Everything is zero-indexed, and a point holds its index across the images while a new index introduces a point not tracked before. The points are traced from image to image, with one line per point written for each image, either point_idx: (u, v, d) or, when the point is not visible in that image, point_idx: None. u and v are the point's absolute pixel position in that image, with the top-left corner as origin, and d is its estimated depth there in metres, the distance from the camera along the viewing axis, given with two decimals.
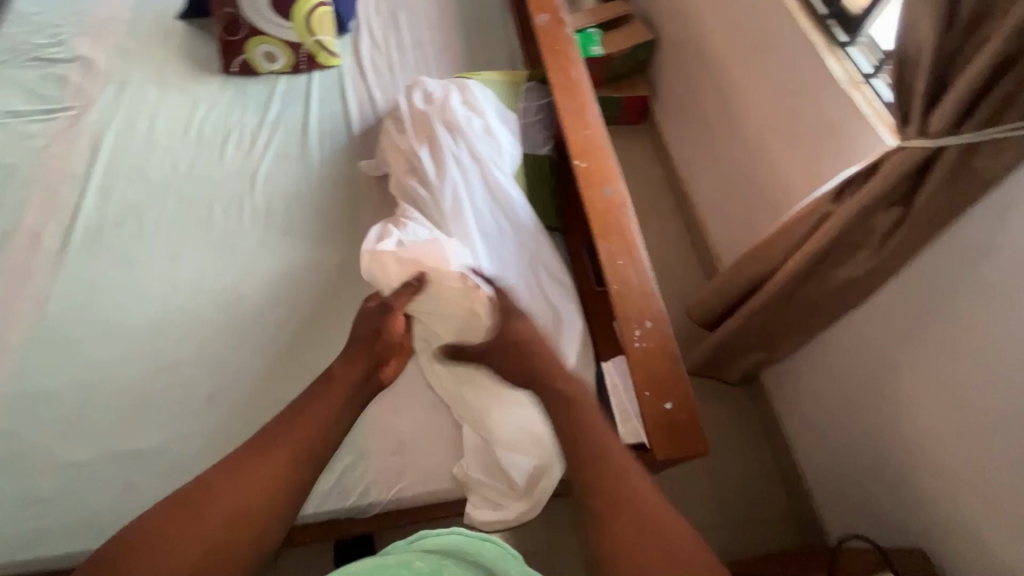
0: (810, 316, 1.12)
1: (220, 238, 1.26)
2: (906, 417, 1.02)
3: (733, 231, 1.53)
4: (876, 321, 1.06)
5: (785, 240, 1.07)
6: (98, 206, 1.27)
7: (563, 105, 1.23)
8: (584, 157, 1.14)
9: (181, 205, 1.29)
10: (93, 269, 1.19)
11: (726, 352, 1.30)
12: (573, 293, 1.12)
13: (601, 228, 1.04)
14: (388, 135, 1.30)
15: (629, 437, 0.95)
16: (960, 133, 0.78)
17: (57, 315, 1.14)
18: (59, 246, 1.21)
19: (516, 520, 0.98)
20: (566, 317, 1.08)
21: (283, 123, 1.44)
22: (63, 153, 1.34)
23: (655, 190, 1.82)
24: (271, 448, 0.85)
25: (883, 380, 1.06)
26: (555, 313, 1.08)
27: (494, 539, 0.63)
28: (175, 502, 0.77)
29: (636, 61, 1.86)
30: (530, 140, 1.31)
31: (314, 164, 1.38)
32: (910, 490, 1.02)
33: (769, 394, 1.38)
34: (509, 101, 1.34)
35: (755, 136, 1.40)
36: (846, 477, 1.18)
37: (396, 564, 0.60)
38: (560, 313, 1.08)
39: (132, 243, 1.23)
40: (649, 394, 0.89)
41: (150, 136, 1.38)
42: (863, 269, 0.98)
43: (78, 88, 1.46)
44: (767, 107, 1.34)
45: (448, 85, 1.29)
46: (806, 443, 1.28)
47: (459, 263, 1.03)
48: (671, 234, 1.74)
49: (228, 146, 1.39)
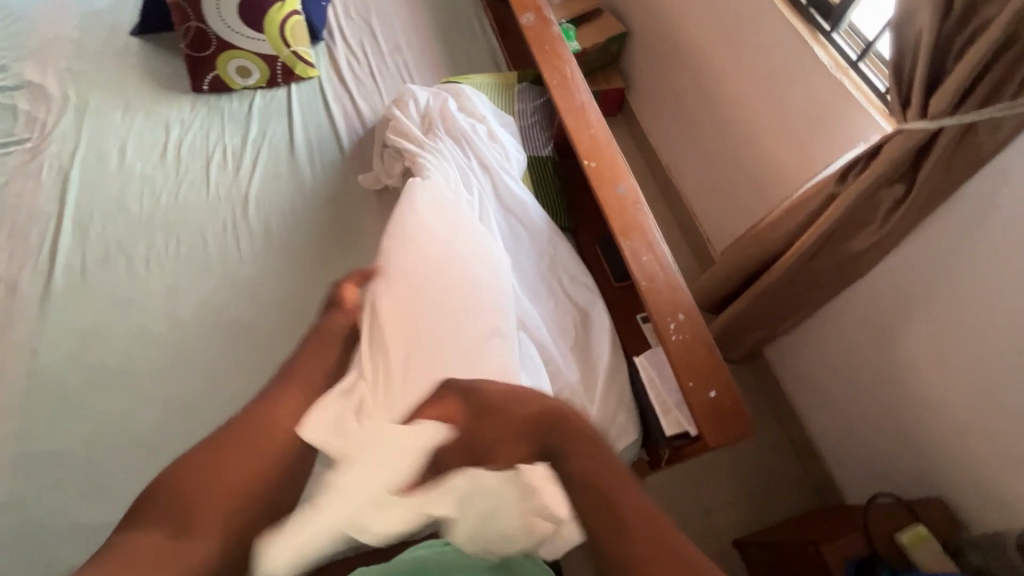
0: (817, 292, 1.18)
1: (219, 267, 1.19)
2: (916, 377, 1.09)
3: (724, 215, 1.58)
4: (878, 291, 1.13)
5: (791, 220, 1.11)
6: (77, 245, 1.18)
7: (563, 104, 1.23)
8: (593, 157, 1.15)
9: (170, 236, 1.21)
10: (84, 314, 1.11)
11: (732, 333, 1.35)
12: (595, 290, 1.13)
13: (620, 227, 1.06)
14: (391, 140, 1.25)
15: (673, 429, 0.97)
16: (960, 113, 0.84)
17: (50, 368, 1.05)
18: (38, 293, 1.12)
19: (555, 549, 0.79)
20: (594, 315, 1.10)
21: (266, 141, 1.38)
22: (26, 191, 1.23)
23: (638, 180, 1.85)
24: (260, 447, 0.66)
25: (890, 346, 1.13)
26: (583, 313, 1.10)
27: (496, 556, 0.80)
28: (168, 474, 0.63)
29: (609, 54, 1.88)
30: (531, 141, 1.32)
31: (306, 181, 1.32)
32: (922, 445, 1.10)
33: (774, 368, 1.45)
34: (505, 103, 1.35)
35: (741, 122, 1.46)
36: (859, 440, 1.25)
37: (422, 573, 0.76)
38: (588, 311, 1.10)
39: (122, 282, 1.15)
40: (693, 383, 0.92)
41: (123, 165, 1.29)
42: (869, 243, 1.04)
43: (31, 118, 1.34)
44: (752, 94, 1.40)
45: (439, 92, 1.28)
46: (814, 412, 1.36)
47: (487, 266, 1.01)
48: (660, 222, 1.77)
49: (211, 170, 1.31)
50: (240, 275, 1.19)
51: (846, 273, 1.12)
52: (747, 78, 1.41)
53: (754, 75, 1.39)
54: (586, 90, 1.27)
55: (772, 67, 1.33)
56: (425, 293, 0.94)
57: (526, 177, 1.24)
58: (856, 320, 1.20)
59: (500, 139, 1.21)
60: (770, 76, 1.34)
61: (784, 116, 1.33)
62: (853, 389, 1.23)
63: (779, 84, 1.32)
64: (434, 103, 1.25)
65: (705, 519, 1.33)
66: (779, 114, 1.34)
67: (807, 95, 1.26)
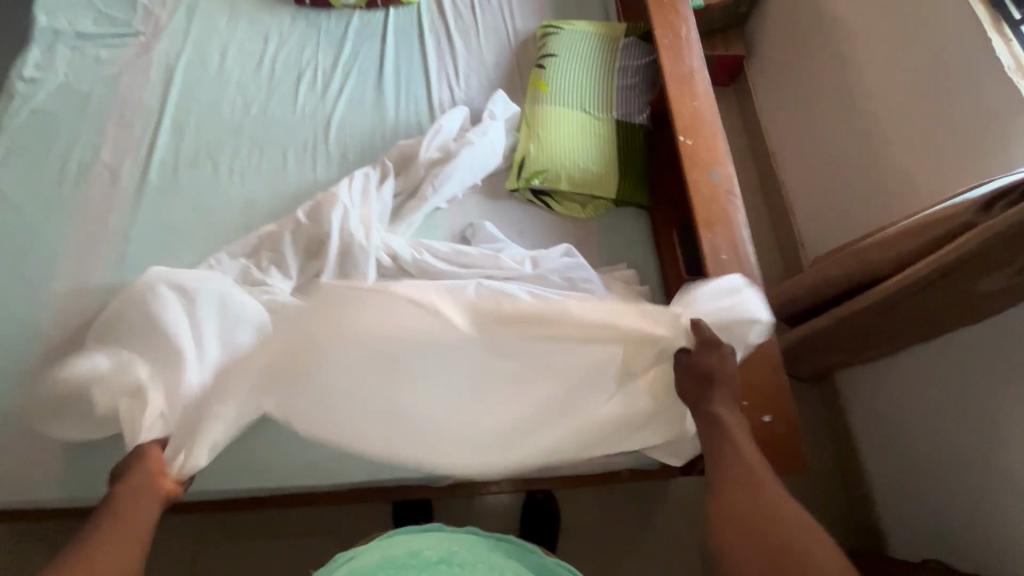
0: (915, 321, 1.04)
1: (295, 187, 1.21)
2: (998, 443, 0.99)
3: (827, 219, 1.43)
4: (984, 341, 1.02)
5: (909, 242, 0.99)
6: (172, 143, 1.24)
7: (667, 69, 1.11)
8: (690, 134, 1.04)
9: (254, 146, 1.25)
10: (168, 214, 1.17)
11: (802, 351, 1.28)
12: (630, 272, 1.12)
13: (703, 217, 0.97)
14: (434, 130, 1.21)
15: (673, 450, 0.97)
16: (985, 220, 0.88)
17: (137, 257, 1.12)
18: (136, 181, 1.19)
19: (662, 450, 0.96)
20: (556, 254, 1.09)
21: (359, 64, 1.36)
22: (135, 82, 1.30)
23: (739, 162, 1.71)
24: None
25: (973, 400, 1.04)
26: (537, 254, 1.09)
27: (470, 532, 0.86)
28: None
29: (735, 14, 1.68)
30: (624, 105, 1.22)
31: (388, 111, 1.30)
32: (988, 513, 1.01)
33: (841, 393, 1.36)
34: (605, 60, 1.25)
35: (878, 123, 1.28)
36: (910, 483, 1.19)
37: (407, 557, 0.80)
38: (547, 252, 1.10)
39: (207, 185, 1.20)
40: (747, 404, 0.89)
41: (223, 70, 1.33)
42: (1007, 282, 0.89)
43: (148, 13, 1.39)
44: (896, 98, 1.23)
45: (487, 207, 1.19)
46: (876, 450, 1.27)
47: (461, 221, 1.17)
48: (751, 216, 1.64)
49: (299, 89, 1.32)
50: (314, 193, 1.20)
51: (958, 312, 0.99)
52: (896, 73, 1.23)
53: (906, 70, 1.20)
54: (699, 54, 1.13)
55: (937, 60, 1.14)
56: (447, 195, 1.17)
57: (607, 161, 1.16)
58: (941, 363, 1.11)
59: (542, 265, 1.07)
60: (926, 76, 1.16)
61: (928, 123, 1.16)
62: (931, 437, 1.13)
63: (940, 84, 1.13)
64: (487, 213, 1.18)
65: None
66: (924, 120, 1.17)
67: (972, 102, 1.07)
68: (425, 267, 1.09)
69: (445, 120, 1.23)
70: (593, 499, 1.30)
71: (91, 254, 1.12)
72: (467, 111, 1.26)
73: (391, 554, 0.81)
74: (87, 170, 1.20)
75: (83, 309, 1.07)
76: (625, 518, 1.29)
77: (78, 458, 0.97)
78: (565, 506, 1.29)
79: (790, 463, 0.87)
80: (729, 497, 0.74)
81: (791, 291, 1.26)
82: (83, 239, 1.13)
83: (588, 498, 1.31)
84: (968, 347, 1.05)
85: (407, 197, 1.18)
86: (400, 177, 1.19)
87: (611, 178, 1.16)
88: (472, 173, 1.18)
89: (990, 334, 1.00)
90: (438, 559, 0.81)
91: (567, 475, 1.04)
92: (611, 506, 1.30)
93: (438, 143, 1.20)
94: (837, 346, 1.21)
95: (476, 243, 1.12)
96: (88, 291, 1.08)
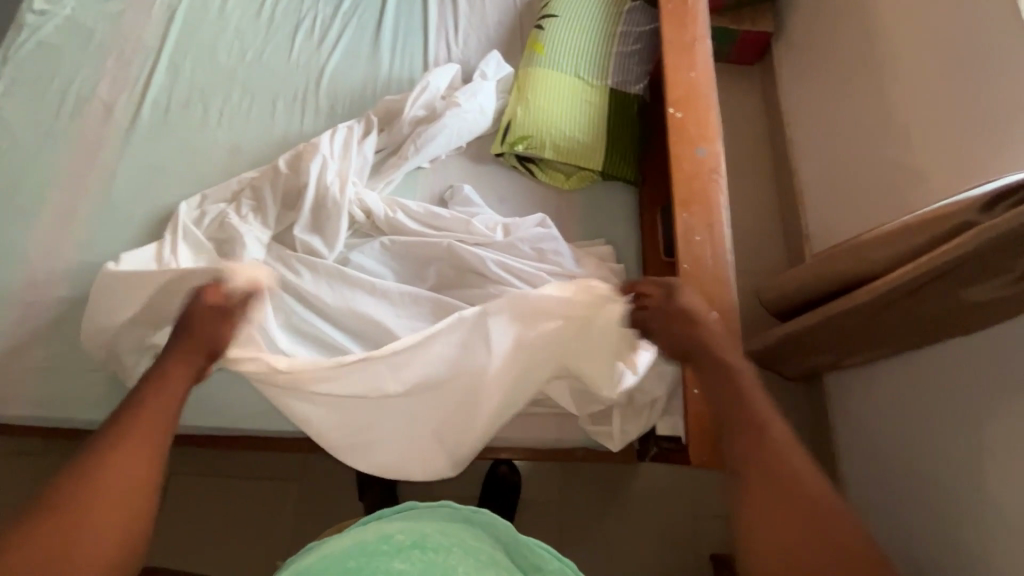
0: (904, 324, 0.97)
1: (282, 136, 1.21)
2: (977, 468, 0.93)
3: (837, 215, 1.35)
4: (969, 357, 0.95)
5: (909, 239, 0.91)
6: (167, 83, 1.25)
7: (667, 35, 1.04)
8: (681, 106, 0.98)
9: (245, 92, 1.25)
10: (156, 153, 1.18)
11: (788, 350, 1.22)
12: (607, 250, 1.07)
13: (681, 196, 0.92)
14: (421, 87, 1.17)
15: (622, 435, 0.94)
16: (990, 215, 0.80)
17: (122, 194, 1.14)
18: (129, 119, 1.21)
19: (601, 430, 0.95)
20: (522, 224, 1.07)
21: (357, 15, 1.33)
22: (138, 20, 1.30)
23: (755, 147, 1.62)
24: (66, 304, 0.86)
25: (956, 419, 0.98)
26: (505, 223, 1.08)
27: (449, 505, 0.61)
28: None
29: None
30: (621, 74, 1.16)
31: (383, 65, 1.27)
32: (959, 538, 0.96)
33: (828, 397, 1.31)
34: (608, 25, 1.19)
35: (901, 112, 1.18)
36: (883, 497, 1.14)
37: (375, 540, 0.55)
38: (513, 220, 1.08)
39: (196, 128, 1.21)
40: (698, 393, 0.84)
41: (223, 13, 1.32)
42: (1002, 291, 0.81)
43: None
44: (923, 84, 1.12)
45: (471, 170, 1.16)
46: (858, 458, 1.21)
47: (442, 183, 1.15)
48: (760, 206, 1.56)
49: (296, 38, 1.30)
50: (299, 144, 1.19)
51: (949, 319, 0.91)
52: (926, 58, 1.12)
53: (937, 54, 1.09)
54: (703, 22, 1.05)
55: (970, 43, 1.02)
56: (428, 155, 1.14)
57: (600, 139, 1.12)
58: (928, 377, 1.04)
59: (513, 234, 1.05)
60: (956, 61, 1.05)
61: (952, 115, 1.06)
62: (913, 451, 1.07)
63: (969, 71, 1.02)
64: (470, 177, 1.15)
65: (693, 524, 1.27)
66: (948, 112, 1.07)
67: (999, 93, 0.96)
68: (398, 226, 1.07)
69: (433, 78, 1.19)
70: (556, 477, 1.29)
71: (80, 187, 1.14)
72: (459, 70, 1.23)
73: (359, 538, 0.56)
74: (85, 104, 1.22)
75: (67, 239, 1.10)
76: (588, 500, 1.28)
77: (48, 382, 1.00)
78: (530, 480, 1.29)
79: None
80: (766, 502, 0.62)
81: (788, 283, 1.20)
82: (73, 172, 1.16)
83: (554, 477, 1.30)
84: (955, 361, 0.98)
85: (389, 153, 1.17)
86: (384, 133, 1.17)
87: (598, 149, 1.11)
88: (459, 135, 1.14)
89: (982, 348, 0.93)
90: (411, 543, 0.55)
91: (523, 449, 1.03)
92: (575, 487, 1.29)
93: (424, 100, 1.17)
94: (824, 347, 1.15)
95: (450, 207, 1.10)
96: (73, 223, 1.11)
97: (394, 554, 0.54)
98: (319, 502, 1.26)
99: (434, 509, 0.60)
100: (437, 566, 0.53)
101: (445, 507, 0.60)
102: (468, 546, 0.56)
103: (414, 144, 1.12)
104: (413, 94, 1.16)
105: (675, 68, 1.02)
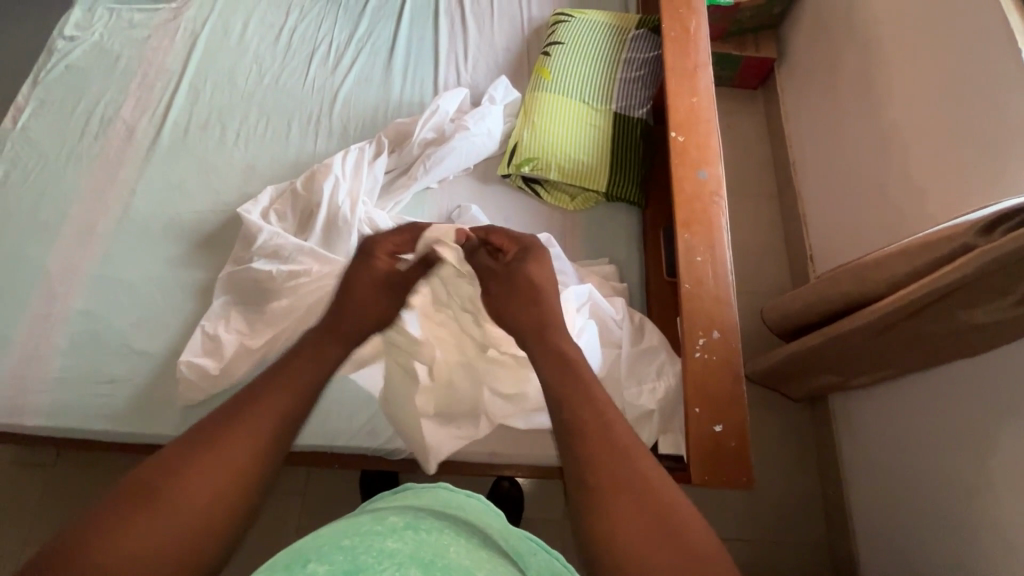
0: (908, 346, 0.97)
1: (296, 156, 1.25)
2: (984, 490, 0.92)
3: (840, 237, 1.36)
4: (972, 379, 0.95)
5: (908, 262, 0.92)
6: (187, 105, 1.30)
7: (668, 62, 1.07)
8: (683, 130, 1.00)
9: (262, 114, 1.29)
10: (174, 171, 1.22)
11: (794, 370, 1.21)
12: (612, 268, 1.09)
13: (682, 217, 0.94)
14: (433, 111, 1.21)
15: None
16: (989, 238, 0.81)
17: (140, 211, 1.18)
18: (149, 139, 1.25)
19: None
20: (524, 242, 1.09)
21: (372, 41, 1.38)
22: (161, 46, 1.36)
23: (758, 170, 1.65)
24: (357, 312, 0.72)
25: (960, 439, 0.98)
26: None
27: (442, 484, 0.59)
28: None
29: (769, 15, 1.60)
30: (624, 99, 1.20)
31: (394, 89, 1.32)
32: (968, 561, 0.94)
33: (833, 419, 1.30)
34: (611, 51, 1.23)
35: (901, 136, 1.20)
36: (889, 520, 1.13)
37: (370, 519, 0.51)
38: None
39: (213, 148, 1.25)
40: (699, 410, 0.84)
41: (242, 39, 1.38)
42: (1006, 313, 0.81)
43: None
44: (922, 109, 1.14)
45: (478, 192, 1.18)
46: (864, 481, 1.20)
47: (451, 203, 1.18)
48: (764, 227, 1.58)
49: (312, 63, 1.35)
50: (312, 164, 1.23)
51: (952, 341, 0.91)
52: (925, 85, 1.14)
53: (935, 80, 1.11)
54: (705, 50, 1.09)
55: (965, 69, 1.04)
56: (436, 174, 1.17)
57: (603, 160, 1.14)
58: (931, 399, 1.04)
59: None
60: (954, 88, 1.07)
61: (951, 141, 1.07)
62: (919, 474, 1.06)
63: (965, 99, 1.04)
64: (477, 197, 1.18)
65: None
66: (947, 138, 1.08)
67: (995, 121, 0.98)
68: None
69: (444, 103, 1.22)
70: (558, 494, 1.29)
71: (101, 203, 1.19)
72: (468, 94, 1.27)
73: (354, 520, 0.52)
74: (107, 125, 1.27)
75: (87, 254, 1.14)
76: None
77: (60, 393, 1.02)
78: (533, 499, 1.28)
79: (736, 476, 0.82)
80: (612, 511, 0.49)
81: (792, 303, 1.20)
82: (94, 189, 1.20)
83: (557, 496, 1.29)
84: (957, 383, 0.98)
85: (399, 173, 1.20)
86: (393, 154, 1.20)
87: (603, 170, 1.14)
88: (466, 155, 1.17)
89: (984, 372, 0.93)
90: (405, 526, 0.50)
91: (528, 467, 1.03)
92: None
93: (432, 123, 1.20)
94: (828, 367, 1.15)
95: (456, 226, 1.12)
96: (93, 237, 1.15)
97: (388, 534, 0.48)
98: (322, 517, 1.27)
99: (428, 490, 0.58)
100: (429, 546, 0.48)
101: (437, 486, 0.58)
102: (461, 531, 0.52)
103: (423, 165, 1.15)
104: (424, 117, 1.20)
105: (677, 95, 1.04)
